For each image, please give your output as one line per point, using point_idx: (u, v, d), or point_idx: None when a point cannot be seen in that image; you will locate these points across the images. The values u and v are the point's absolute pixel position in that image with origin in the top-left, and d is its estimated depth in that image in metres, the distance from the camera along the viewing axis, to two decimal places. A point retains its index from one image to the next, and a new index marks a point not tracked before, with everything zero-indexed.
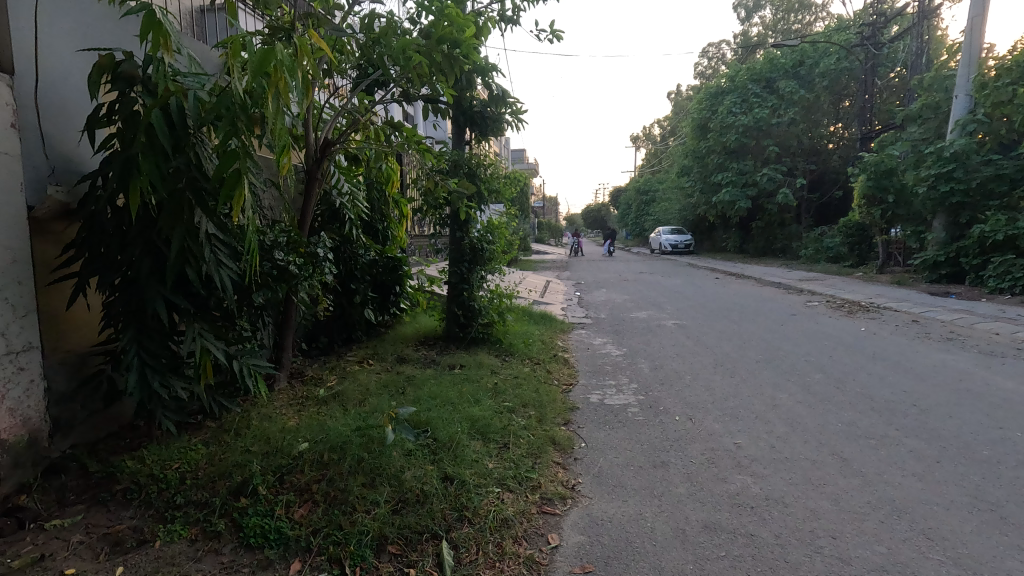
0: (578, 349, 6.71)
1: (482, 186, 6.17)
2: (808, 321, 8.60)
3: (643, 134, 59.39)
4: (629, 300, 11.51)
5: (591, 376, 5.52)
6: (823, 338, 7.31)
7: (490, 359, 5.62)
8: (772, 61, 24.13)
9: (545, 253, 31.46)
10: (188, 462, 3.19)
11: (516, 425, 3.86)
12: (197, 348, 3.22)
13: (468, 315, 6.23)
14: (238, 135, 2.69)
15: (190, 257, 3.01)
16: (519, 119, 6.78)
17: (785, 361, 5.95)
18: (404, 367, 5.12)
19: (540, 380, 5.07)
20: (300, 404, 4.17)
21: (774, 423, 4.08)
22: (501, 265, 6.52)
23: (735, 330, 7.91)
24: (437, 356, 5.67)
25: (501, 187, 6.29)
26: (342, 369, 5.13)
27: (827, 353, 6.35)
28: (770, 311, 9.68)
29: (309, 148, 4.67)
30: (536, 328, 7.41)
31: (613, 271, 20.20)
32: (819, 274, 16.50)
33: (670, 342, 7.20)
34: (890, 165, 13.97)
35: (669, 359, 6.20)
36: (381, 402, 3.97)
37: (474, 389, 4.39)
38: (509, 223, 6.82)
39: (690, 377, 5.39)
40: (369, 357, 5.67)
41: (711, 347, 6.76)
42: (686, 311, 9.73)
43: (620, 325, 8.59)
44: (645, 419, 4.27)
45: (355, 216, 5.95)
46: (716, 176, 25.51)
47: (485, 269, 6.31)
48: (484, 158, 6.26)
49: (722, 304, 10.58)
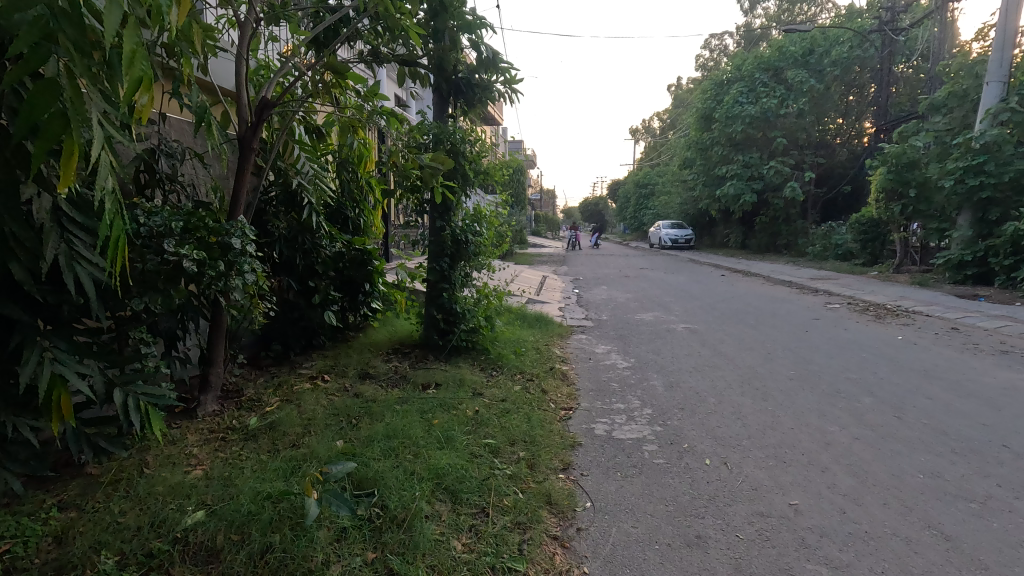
0: (578, 360, 5.77)
1: (467, 166, 5.18)
2: (835, 327, 7.69)
3: (642, 127, 58.28)
4: (632, 299, 10.56)
5: (595, 397, 4.59)
6: (858, 349, 6.38)
7: (474, 374, 4.68)
8: (781, 50, 23.06)
9: (541, 246, 30.44)
10: (27, 541, 2.22)
11: (498, 477, 2.89)
12: (40, 376, 2.22)
13: (450, 320, 5.23)
14: (57, 51, 1.67)
15: (14, 246, 2.07)
16: (512, 89, 5.79)
17: (824, 379, 5.03)
18: (366, 386, 4.15)
19: (532, 405, 4.12)
20: (219, 442, 3.20)
21: (836, 473, 3.14)
22: (489, 261, 5.53)
23: (756, 337, 6.99)
24: (410, 370, 4.70)
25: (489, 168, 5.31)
26: (289, 389, 4.15)
27: (870, 368, 5.41)
28: (789, 314, 8.75)
29: (241, 111, 3.63)
30: (529, 333, 6.46)
31: (612, 266, 19.27)
32: (831, 273, 15.58)
33: (684, 351, 6.26)
34: (913, 157, 13.01)
35: (686, 374, 5.27)
36: (321, 444, 2.99)
37: (447, 422, 3.42)
38: (500, 211, 5.84)
39: (715, 401, 4.46)
40: (328, 371, 4.69)
41: (733, 359, 5.82)
42: (697, 313, 8.77)
43: (625, 329, 7.65)
44: (665, 462, 3.33)
45: (315, 200, 4.97)
46: (720, 169, 24.53)
47: (470, 265, 5.32)
48: (469, 133, 5.25)
49: (735, 305, 9.66)
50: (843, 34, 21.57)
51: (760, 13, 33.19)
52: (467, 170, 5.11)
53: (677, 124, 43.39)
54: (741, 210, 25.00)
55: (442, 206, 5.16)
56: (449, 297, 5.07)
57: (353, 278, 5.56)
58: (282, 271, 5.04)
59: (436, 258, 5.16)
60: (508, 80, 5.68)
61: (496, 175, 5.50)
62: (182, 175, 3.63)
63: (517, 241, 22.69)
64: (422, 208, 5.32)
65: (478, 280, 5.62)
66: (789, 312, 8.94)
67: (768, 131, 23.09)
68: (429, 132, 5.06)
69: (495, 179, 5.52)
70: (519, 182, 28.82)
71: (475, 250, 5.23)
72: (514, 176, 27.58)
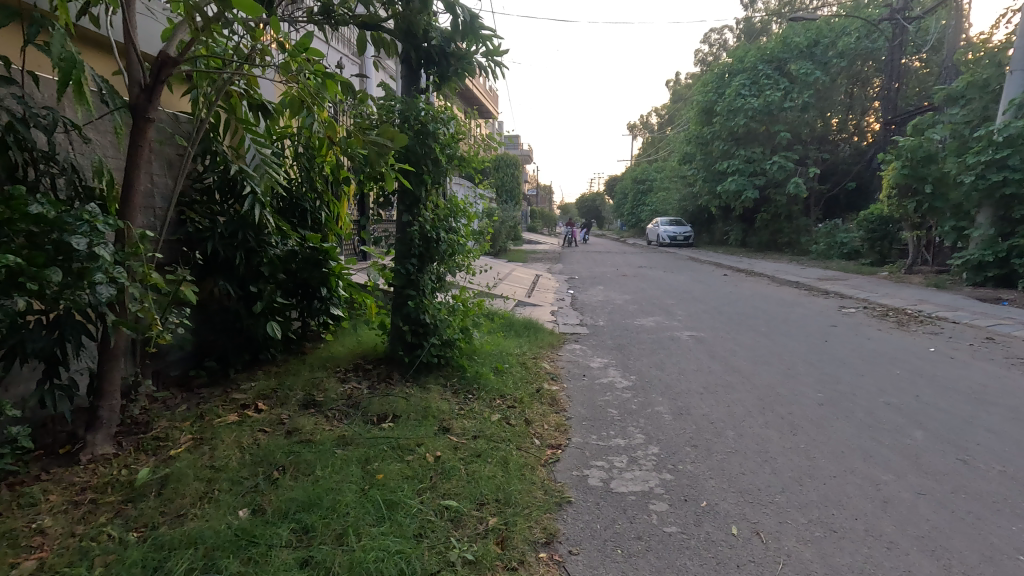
0: (570, 377, 4.99)
1: (439, 149, 4.36)
2: (857, 336, 6.93)
3: (640, 122, 57.40)
4: (631, 302, 9.78)
5: (589, 428, 3.81)
6: (889, 363, 5.61)
7: (443, 402, 3.89)
8: (785, 41, 22.23)
9: (536, 243, 29.72)
10: None
11: (453, 569, 2.09)
12: None
13: (419, 332, 4.41)
14: None
15: None
16: (495, 60, 4.95)
17: (859, 405, 4.26)
18: (304, 419, 3.35)
19: (510, 444, 3.33)
20: (86, 509, 2.40)
21: (907, 552, 2.37)
22: (467, 262, 4.72)
23: (771, 348, 6.22)
24: (366, 396, 3.90)
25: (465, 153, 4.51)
26: (209, 422, 3.35)
27: (911, 389, 4.64)
28: (803, 320, 7.99)
29: (133, 70, 2.79)
30: (515, 344, 5.66)
31: (609, 264, 18.50)
32: (839, 273, 14.84)
33: (693, 365, 5.47)
34: (929, 151, 12.24)
35: (697, 396, 4.49)
36: (213, 522, 2.19)
37: (394, 479, 2.62)
38: (480, 203, 5.03)
39: (735, 435, 3.68)
40: (266, 397, 3.88)
41: (749, 376, 5.04)
42: (702, 319, 7.99)
43: (624, 337, 6.87)
44: (680, 531, 2.55)
45: (259, 190, 4.20)
46: (721, 164, 23.75)
47: (443, 266, 4.51)
48: (441, 110, 4.42)
49: (742, 309, 8.88)
50: (850, 25, 20.78)
51: (762, 4, 32.34)
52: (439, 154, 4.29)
53: (676, 119, 42.61)
54: (742, 206, 24.25)
55: (408, 197, 4.35)
56: (414, 306, 4.23)
57: (307, 281, 4.74)
58: (219, 273, 4.25)
59: (399, 259, 4.33)
60: (490, 50, 4.86)
61: (476, 161, 4.68)
62: (58, 152, 2.83)
63: (510, 238, 21.92)
64: (387, 200, 4.52)
65: (455, 284, 4.81)
66: (802, 317, 8.17)
67: (770, 126, 22.30)
68: (392, 109, 4.26)
69: (475, 164, 4.70)
70: (513, 177, 28.06)
71: (448, 249, 4.40)
72: (508, 170, 26.95)
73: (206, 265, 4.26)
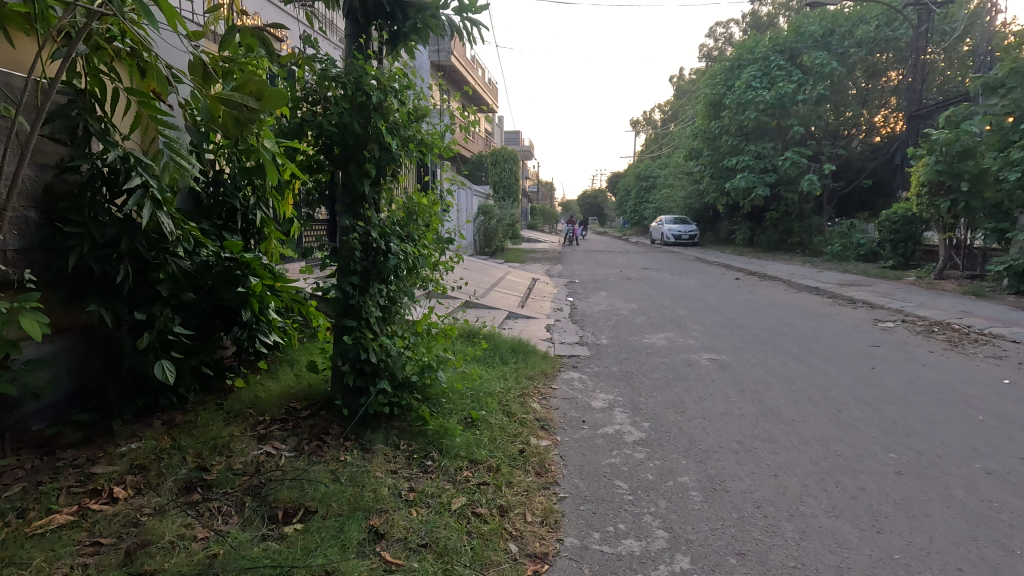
0: (564, 426, 3.90)
1: (389, 127, 3.22)
2: (907, 360, 5.85)
3: (642, 118, 56.26)
4: (638, 312, 8.67)
5: (589, 518, 2.73)
6: (965, 401, 4.51)
7: (387, 480, 2.81)
8: (798, 30, 20.99)
9: (535, 241, 28.61)
10: None
11: None
12: None
13: (365, 374, 3.29)
14: None
15: None
16: (470, 16, 3.81)
17: (954, 476, 3.17)
18: (165, 523, 2.27)
19: (470, 564, 2.25)
20: None
21: None
22: (428, 275, 3.59)
23: (811, 378, 5.13)
24: (278, 472, 2.79)
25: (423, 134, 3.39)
26: (26, 525, 2.27)
27: (1012, 449, 3.55)
28: (839, 338, 6.89)
29: None
30: (497, 376, 4.56)
31: (612, 265, 17.41)
32: (861, 277, 13.72)
33: (719, 404, 4.38)
34: (966, 145, 11.08)
35: (733, 459, 3.40)
36: None
37: None
38: (452, 197, 3.89)
39: (798, 534, 2.59)
40: (142, 470, 2.80)
41: (795, 425, 3.94)
42: (722, 336, 6.89)
43: (632, 361, 5.77)
44: None
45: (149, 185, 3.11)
46: (729, 160, 22.61)
47: (401, 284, 3.37)
48: (392, 73, 3.25)
49: (765, 323, 7.79)
50: (869, 13, 19.59)
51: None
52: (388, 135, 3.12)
53: (680, 114, 41.49)
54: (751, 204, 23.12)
55: (349, 193, 3.23)
56: (347, 341, 3.04)
57: (225, 302, 3.63)
58: (96, 293, 3.16)
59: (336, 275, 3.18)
60: (462, 5, 3.75)
61: (439, 148, 3.55)
62: None
63: (508, 236, 20.86)
64: (325, 197, 3.40)
65: (419, 306, 3.72)
66: (836, 334, 7.07)
67: (782, 120, 21.14)
68: (326, 74, 3.12)
69: (440, 152, 3.55)
70: (511, 172, 27.02)
71: (401, 263, 3.24)
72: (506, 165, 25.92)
73: (76, 283, 3.16)
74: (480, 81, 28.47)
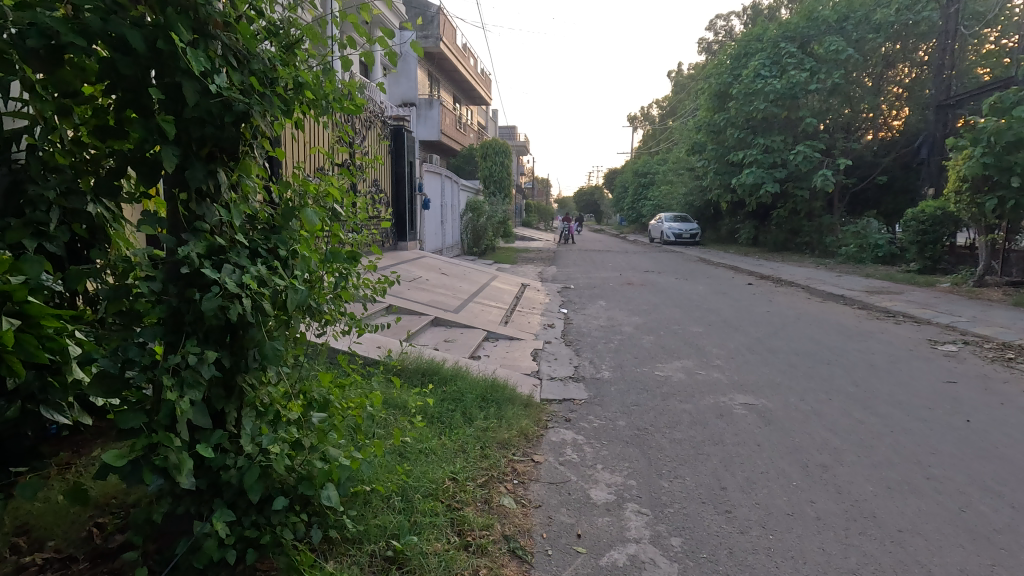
0: (548, 552, 2.46)
1: (218, 48, 1.70)
2: (1004, 406, 4.45)
3: (641, 114, 54.76)
4: (644, 329, 7.26)
5: None
6: None
7: None
8: (810, 15, 19.46)
9: (529, 240, 27.18)
10: None
11: None
12: None
13: (196, 491, 1.86)
14: None
15: None
16: None
17: None
18: None
19: None
20: None
21: None
22: (304, 317, 2.09)
23: (891, 441, 3.72)
24: None
25: (288, 66, 1.90)
26: None
27: None
28: (899, 369, 5.50)
29: None
30: (450, 454, 3.10)
31: (611, 267, 16.02)
32: (887, 283, 12.38)
33: (780, 496, 2.96)
34: (1019, 133, 9.64)
35: None
36: None
37: None
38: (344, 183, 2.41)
39: None
40: None
41: (910, 548, 2.52)
42: (753, 369, 5.47)
43: (644, 408, 4.34)
44: None
45: None
46: (735, 155, 21.22)
47: (262, 341, 1.85)
48: None
49: (801, 348, 6.36)
50: None
51: None
52: (200, 59, 1.59)
53: (680, 109, 40.10)
54: (757, 202, 21.75)
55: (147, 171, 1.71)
56: (113, 461, 1.51)
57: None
58: None
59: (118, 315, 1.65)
60: None
61: (331, 99, 2.05)
62: None
63: (499, 236, 19.48)
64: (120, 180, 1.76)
65: (299, 362, 2.24)
66: (894, 364, 5.67)
67: (793, 111, 19.70)
68: None
69: (333, 101, 2.03)
70: (503, 166, 24.18)
71: (240, 301, 1.72)
72: (496, 156, 23.37)
73: None
74: (473, 70, 27.11)
